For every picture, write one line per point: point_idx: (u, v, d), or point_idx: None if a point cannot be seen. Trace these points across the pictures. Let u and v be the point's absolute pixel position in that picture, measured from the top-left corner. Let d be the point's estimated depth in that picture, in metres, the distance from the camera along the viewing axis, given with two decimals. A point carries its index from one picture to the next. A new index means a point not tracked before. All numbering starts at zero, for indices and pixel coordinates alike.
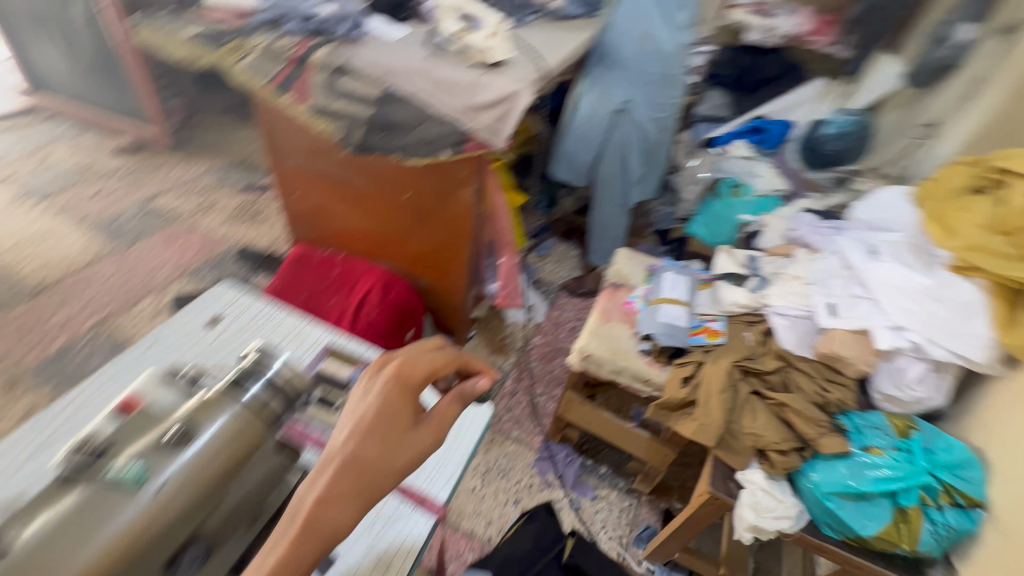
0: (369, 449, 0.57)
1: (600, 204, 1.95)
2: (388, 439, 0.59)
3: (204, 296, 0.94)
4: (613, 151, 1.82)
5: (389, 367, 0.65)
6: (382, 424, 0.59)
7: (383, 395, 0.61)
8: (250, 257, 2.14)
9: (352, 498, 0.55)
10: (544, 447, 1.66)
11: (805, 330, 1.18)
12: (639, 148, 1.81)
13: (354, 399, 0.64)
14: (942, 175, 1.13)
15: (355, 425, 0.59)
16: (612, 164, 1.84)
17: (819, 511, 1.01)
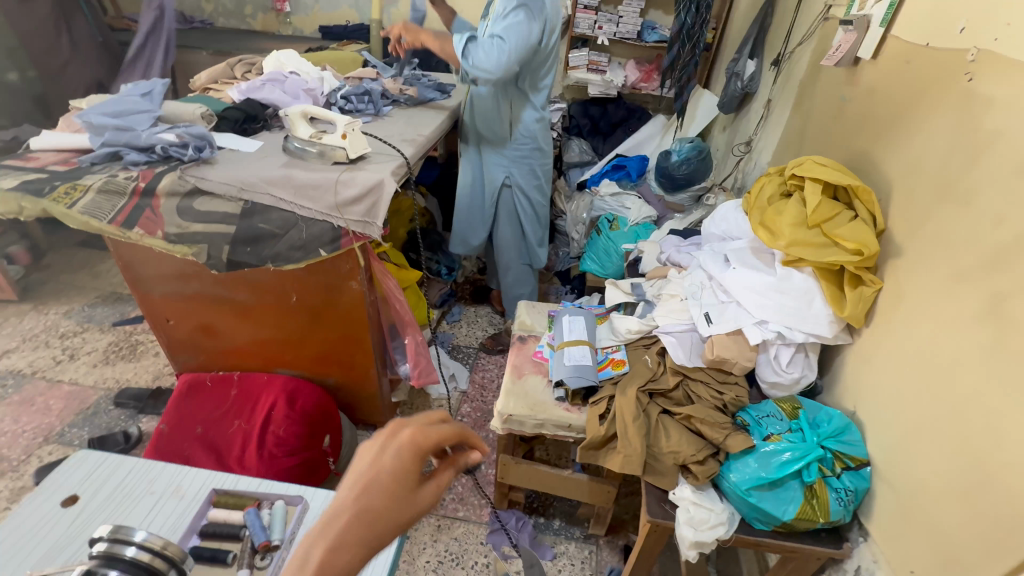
0: (377, 504, 0.55)
1: (506, 266, 2.07)
2: (398, 499, 0.56)
3: (57, 473, 0.80)
4: (506, 219, 1.96)
5: (406, 429, 0.61)
6: (395, 483, 0.57)
7: (399, 457, 0.58)
8: (129, 399, 1.88)
9: (355, 555, 0.52)
10: (494, 518, 1.59)
11: (692, 341, 1.29)
12: (529, 212, 1.96)
13: (364, 450, 0.60)
14: (755, 187, 1.32)
15: (366, 481, 0.56)
16: (507, 226, 1.97)
17: (746, 508, 1.07)
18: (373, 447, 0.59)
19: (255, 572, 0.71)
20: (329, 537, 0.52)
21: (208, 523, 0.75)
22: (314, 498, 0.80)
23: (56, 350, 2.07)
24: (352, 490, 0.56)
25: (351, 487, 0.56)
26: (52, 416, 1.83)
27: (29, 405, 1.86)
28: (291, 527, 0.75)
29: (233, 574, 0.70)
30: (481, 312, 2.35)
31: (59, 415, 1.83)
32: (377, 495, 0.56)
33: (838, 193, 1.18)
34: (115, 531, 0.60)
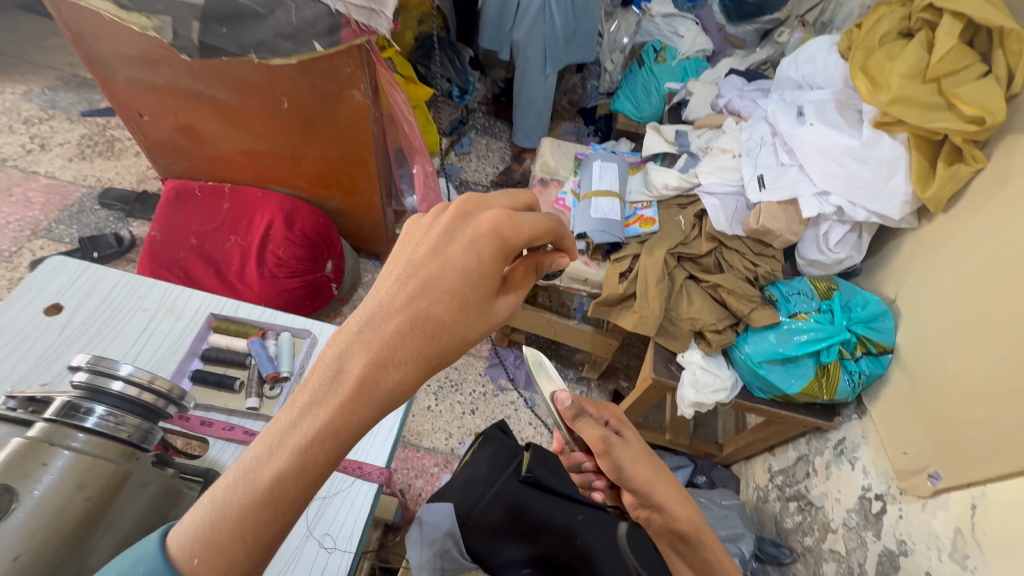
0: (441, 310, 0.45)
1: (522, 75, 1.77)
2: (468, 308, 0.46)
3: (37, 275, 0.72)
4: (531, 5, 1.59)
5: (483, 215, 0.50)
6: (466, 285, 0.46)
7: (473, 250, 0.48)
8: (114, 201, 1.76)
9: (416, 366, 0.43)
10: (494, 354, 1.64)
11: (737, 207, 1.16)
12: (559, 5, 1.60)
13: (421, 235, 0.49)
14: (870, 19, 1.07)
15: (430, 276, 0.46)
16: (527, 22, 1.63)
17: (750, 377, 1.08)
18: (434, 233, 0.48)
19: (265, 400, 0.68)
20: (377, 342, 0.42)
21: (209, 347, 0.71)
22: (322, 333, 0.74)
23: (23, 138, 1.87)
24: (406, 286, 0.45)
25: (405, 282, 0.45)
26: (35, 210, 1.73)
27: (8, 195, 1.74)
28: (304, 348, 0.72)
29: (241, 402, 0.67)
30: (493, 146, 2.12)
31: (42, 209, 1.73)
32: (441, 295, 0.45)
33: (976, 38, 0.94)
34: (96, 362, 0.55)
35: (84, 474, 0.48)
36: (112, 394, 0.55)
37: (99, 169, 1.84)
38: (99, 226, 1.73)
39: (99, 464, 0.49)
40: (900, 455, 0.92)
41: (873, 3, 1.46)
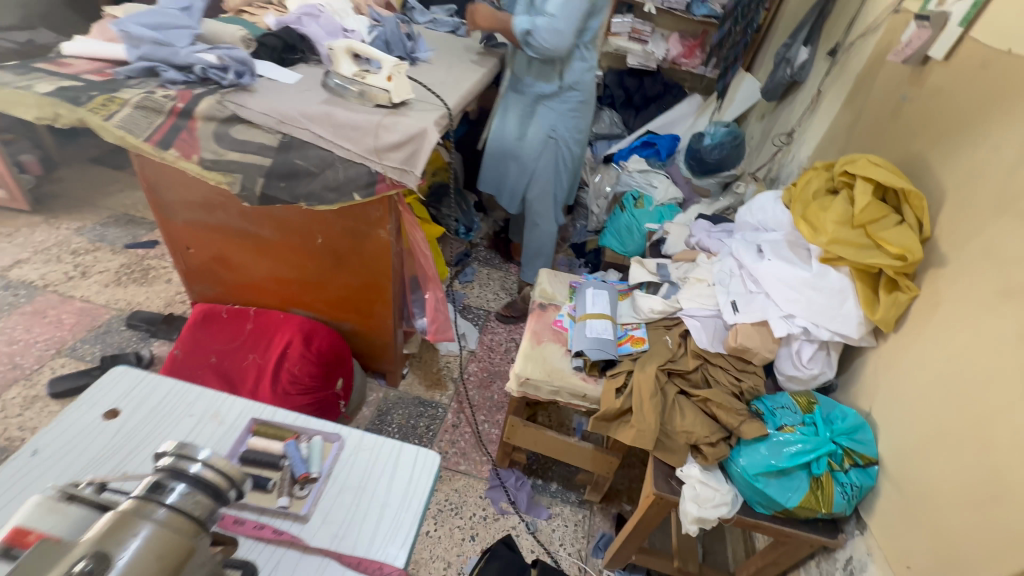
0: None
1: (535, 225, 2.04)
2: None
3: (101, 382, 0.81)
4: (545, 171, 1.91)
5: None
6: None
7: None
8: (141, 323, 1.88)
9: None
10: (494, 476, 1.63)
11: (716, 328, 1.30)
12: (566, 169, 1.95)
13: None
14: (803, 180, 1.34)
15: None
16: (541, 181, 1.93)
17: (750, 492, 1.11)
18: None
19: (295, 500, 0.70)
20: None
21: (247, 449, 0.74)
22: (350, 437, 0.78)
23: (67, 266, 2.07)
24: None
25: None
26: (64, 331, 1.85)
27: (42, 317, 1.87)
28: (334, 447, 0.76)
29: (272, 500, 0.69)
30: (494, 275, 2.35)
31: (71, 329, 1.85)
32: None
33: (887, 195, 1.18)
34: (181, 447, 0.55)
35: (164, 545, 0.46)
36: (190, 476, 0.52)
37: (132, 293, 2.01)
38: (122, 345, 1.83)
39: (177, 536, 0.47)
40: (906, 568, 0.94)
41: (807, 165, 1.79)
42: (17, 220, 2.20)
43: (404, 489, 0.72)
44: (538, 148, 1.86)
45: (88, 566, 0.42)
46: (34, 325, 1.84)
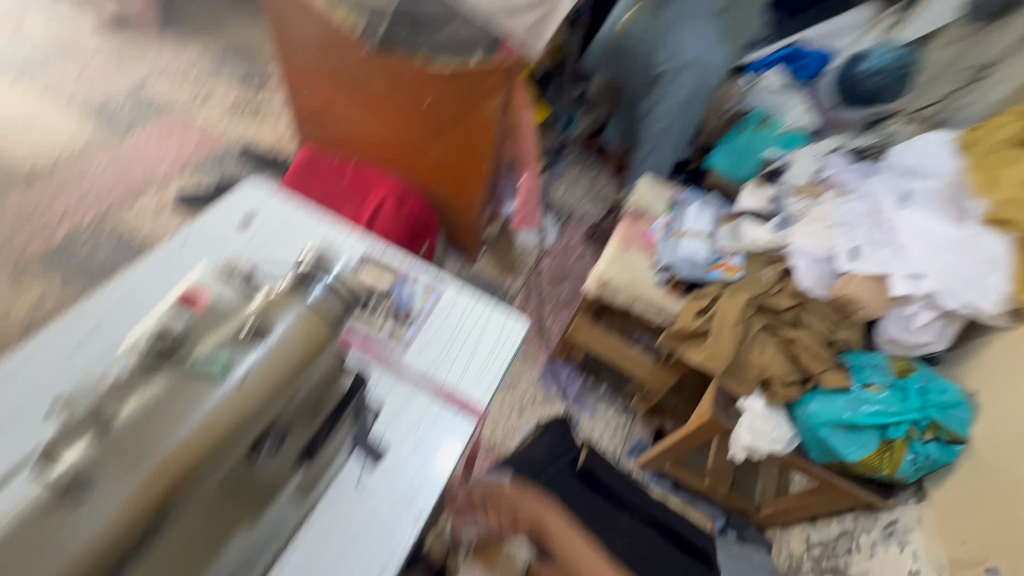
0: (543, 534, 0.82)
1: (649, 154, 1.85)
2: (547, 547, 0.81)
3: (235, 194, 0.87)
4: (678, 100, 1.72)
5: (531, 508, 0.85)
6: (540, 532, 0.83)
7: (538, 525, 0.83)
8: (252, 157, 2.01)
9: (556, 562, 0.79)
10: (549, 366, 1.72)
11: (824, 272, 1.19)
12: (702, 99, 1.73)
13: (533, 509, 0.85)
14: (989, 121, 1.14)
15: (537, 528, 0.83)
16: (666, 113, 1.75)
17: (809, 437, 1.10)
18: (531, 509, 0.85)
19: (397, 330, 0.76)
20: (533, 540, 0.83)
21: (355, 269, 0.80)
22: (448, 291, 0.82)
23: (190, 90, 2.19)
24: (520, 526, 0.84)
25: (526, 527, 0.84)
26: (188, 151, 2.01)
27: (170, 134, 2.04)
28: (433, 296, 0.81)
29: (377, 327, 0.76)
30: (585, 176, 2.25)
31: (194, 150, 2.02)
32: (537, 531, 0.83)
33: None
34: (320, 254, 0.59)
35: (313, 324, 0.51)
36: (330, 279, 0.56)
37: (245, 127, 2.12)
38: (235, 173, 1.98)
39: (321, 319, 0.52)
40: (958, 543, 0.94)
41: None
42: (149, 36, 2.32)
43: (492, 347, 0.77)
44: (676, 76, 1.68)
45: (255, 327, 0.49)
46: (164, 141, 2.02)
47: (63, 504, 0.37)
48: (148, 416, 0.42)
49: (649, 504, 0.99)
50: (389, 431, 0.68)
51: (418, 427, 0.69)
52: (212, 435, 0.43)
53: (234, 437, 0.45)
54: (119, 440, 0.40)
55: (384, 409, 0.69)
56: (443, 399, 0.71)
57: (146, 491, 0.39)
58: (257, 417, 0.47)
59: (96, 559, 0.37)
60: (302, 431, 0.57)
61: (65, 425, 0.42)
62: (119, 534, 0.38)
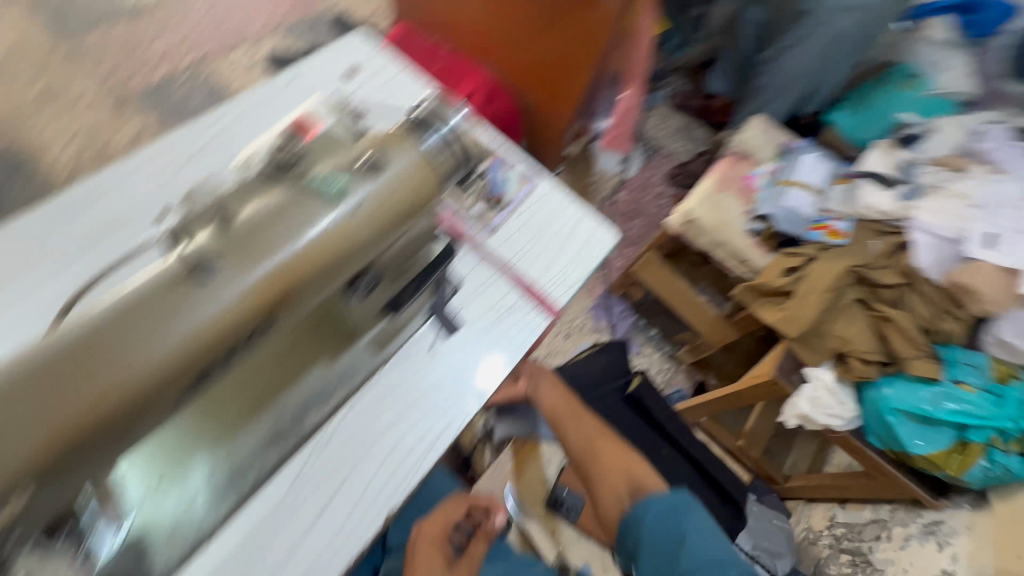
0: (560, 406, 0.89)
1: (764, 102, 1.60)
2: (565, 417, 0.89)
3: (341, 42, 0.82)
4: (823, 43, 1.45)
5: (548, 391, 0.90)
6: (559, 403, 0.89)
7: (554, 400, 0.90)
8: (342, 24, 1.92)
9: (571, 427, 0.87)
10: (604, 298, 1.68)
11: (946, 254, 1.07)
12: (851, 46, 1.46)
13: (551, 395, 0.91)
14: None
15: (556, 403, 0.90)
16: (806, 56, 1.48)
17: (873, 421, 1.05)
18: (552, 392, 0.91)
19: (485, 213, 0.73)
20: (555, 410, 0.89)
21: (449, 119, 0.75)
22: (543, 185, 0.77)
23: None
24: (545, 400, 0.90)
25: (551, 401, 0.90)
26: None
27: None
28: (526, 186, 0.76)
29: (466, 204, 0.73)
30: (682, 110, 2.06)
31: None
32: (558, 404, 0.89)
33: None
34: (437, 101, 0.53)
35: (424, 173, 0.48)
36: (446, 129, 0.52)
37: None
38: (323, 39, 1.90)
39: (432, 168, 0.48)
40: (1014, 556, 0.89)
41: None
42: None
43: (579, 250, 0.74)
44: (833, 16, 1.42)
45: (370, 161, 0.46)
46: None
47: (188, 282, 0.37)
48: (266, 220, 0.40)
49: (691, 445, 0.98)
50: (465, 308, 0.68)
51: (494, 311, 0.68)
52: (323, 254, 0.42)
53: (340, 263, 0.44)
54: (239, 237, 0.39)
55: (464, 285, 0.69)
56: (522, 290, 0.70)
57: (260, 288, 0.39)
58: (362, 250, 0.45)
59: (218, 342, 0.37)
60: (384, 288, 0.57)
61: (188, 215, 0.41)
62: (232, 321, 0.37)
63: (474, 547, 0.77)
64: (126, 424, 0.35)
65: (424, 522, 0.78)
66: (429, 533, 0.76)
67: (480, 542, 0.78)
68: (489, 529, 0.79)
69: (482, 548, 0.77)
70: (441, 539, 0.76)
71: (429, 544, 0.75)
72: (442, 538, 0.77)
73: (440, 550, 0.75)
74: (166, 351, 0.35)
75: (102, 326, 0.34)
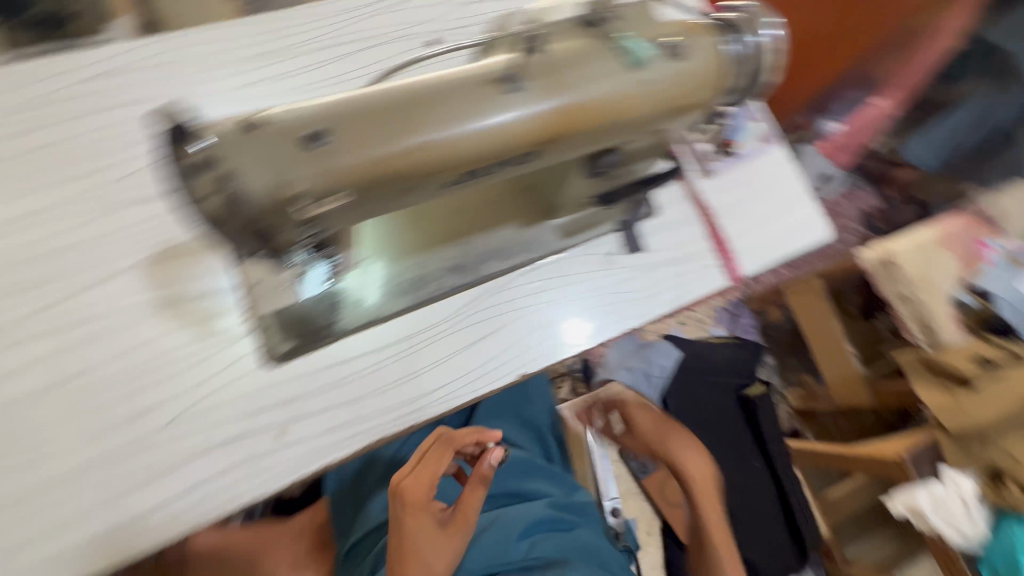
0: (653, 430, 0.85)
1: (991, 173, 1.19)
2: (664, 442, 0.84)
3: None
4: None
5: (641, 411, 0.87)
6: (659, 427, 0.85)
7: (650, 426, 0.86)
8: None
9: (686, 451, 0.83)
10: (734, 304, 1.54)
11: None
12: None
13: (648, 422, 0.86)
14: None
15: (660, 433, 0.85)
16: None
17: (995, 553, 0.92)
18: (653, 421, 0.86)
19: (713, 155, 0.70)
20: (651, 436, 0.85)
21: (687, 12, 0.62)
22: (778, 152, 0.72)
23: None
24: (649, 430, 0.85)
25: (653, 430, 0.85)
26: None
27: None
28: (762, 145, 0.72)
29: (700, 140, 0.69)
30: None
31: None
32: (659, 433, 0.85)
33: None
34: (752, 11, 0.50)
35: (711, 78, 0.46)
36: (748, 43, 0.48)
37: None
38: None
39: (719, 74, 0.47)
40: None
41: None
42: None
43: (787, 231, 0.70)
44: None
45: (674, 46, 0.45)
46: None
47: (497, 88, 0.40)
48: (572, 62, 0.42)
49: (786, 479, 0.92)
50: (653, 236, 0.67)
51: (677, 252, 0.67)
52: (601, 115, 0.43)
53: (607, 131, 0.45)
54: (546, 69, 0.41)
55: (660, 213, 0.67)
56: (714, 245, 0.68)
57: (548, 120, 0.41)
58: (627, 129, 0.46)
59: (495, 153, 0.40)
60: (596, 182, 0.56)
61: (508, 37, 0.44)
62: (519, 138, 0.41)
63: (468, 496, 0.62)
64: (408, 187, 0.39)
65: (404, 478, 0.61)
66: (410, 501, 0.59)
67: (478, 489, 0.62)
68: (484, 473, 0.62)
69: (479, 497, 0.63)
70: (427, 505, 0.59)
71: (413, 511, 0.59)
72: (430, 496, 0.60)
73: (428, 513, 0.60)
74: (466, 138, 0.39)
75: (428, 94, 0.38)
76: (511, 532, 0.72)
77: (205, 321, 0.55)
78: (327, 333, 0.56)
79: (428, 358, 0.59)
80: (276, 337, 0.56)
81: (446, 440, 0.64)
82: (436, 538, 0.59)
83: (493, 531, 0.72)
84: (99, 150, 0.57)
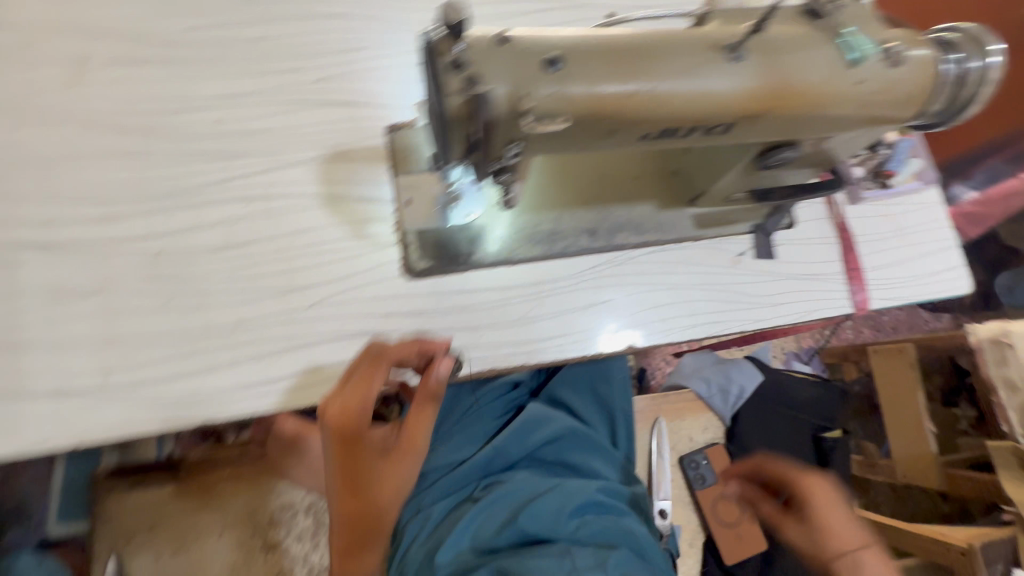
0: (834, 541, 0.64)
1: None
2: (849, 563, 0.63)
3: None
4: None
5: (822, 503, 0.67)
6: (842, 539, 0.64)
7: (839, 531, 0.65)
8: None
9: (869, 575, 0.62)
10: (808, 352, 1.47)
11: None
12: None
13: (831, 516, 0.66)
14: None
15: (847, 546, 0.64)
16: None
17: None
18: (839, 523, 0.66)
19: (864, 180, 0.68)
20: (829, 546, 0.64)
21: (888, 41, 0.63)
22: (929, 194, 0.70)
23: None
24: (830, 532, 0.65)
25: (835, 536, 0.65)
26: None
27: None
28: (915, 184, 0.69)
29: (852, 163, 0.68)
30: None
31: None
32: (843, 543, 0.64)
33: None
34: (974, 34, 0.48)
35: (920, 92, 0.46)
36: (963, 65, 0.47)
37: None
38: None
39: (928, 88, 0.46)
40: None
41: None
42: None
43: (924, 275, 0.68)
44: None
45: (893, 51, 0.44)
46: None
47: (717, 55, 0.41)
48: (790, 46, 0.43)
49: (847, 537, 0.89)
50: (785, 247, 0.66)
51: (805, 268, 0.66)
52: (804, 103, 0.43)
53: (803, 121, 0.45)
54: (765, 47, 0.42)
55: (797, 227, 0.67)
56: (845, 270, 0.67)
57: (756, 95, 0.42)
58: (820, 125, 0.46)
59: (699, 116, 0.42)
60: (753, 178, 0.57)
61: (727, 11, 0.45)
62: (729, 104, 0.42)
63: (416, 417, 0.53)
64: (611, 130, 0.41)
65: (330, 402, 0.50)
66: (344, 432, 0.50)
67: (426, 409, 0.52)
68: (432, 389, 0.52)
69: (429, 416, 0.53)
70: (366, 434, 0.50)
71: (352, 442, 0.50)
72: (366, 420, 0.50)
73: (366, 440, 0.51)
74: (679, 94, 0.40)
75: (653, 44, 0.40)
76: (563, 510, 0.72)
77: (359, 224, 0.60)
78: (464, 261, 0.59)
79: (546, 308, 0.61)
80: (416, 253, 0.59)
81: (377, 354, 0.53)
82: (383, 467, 0.52)
83: (551, 498, 0.73)
84: (294, 51, 0.62)
